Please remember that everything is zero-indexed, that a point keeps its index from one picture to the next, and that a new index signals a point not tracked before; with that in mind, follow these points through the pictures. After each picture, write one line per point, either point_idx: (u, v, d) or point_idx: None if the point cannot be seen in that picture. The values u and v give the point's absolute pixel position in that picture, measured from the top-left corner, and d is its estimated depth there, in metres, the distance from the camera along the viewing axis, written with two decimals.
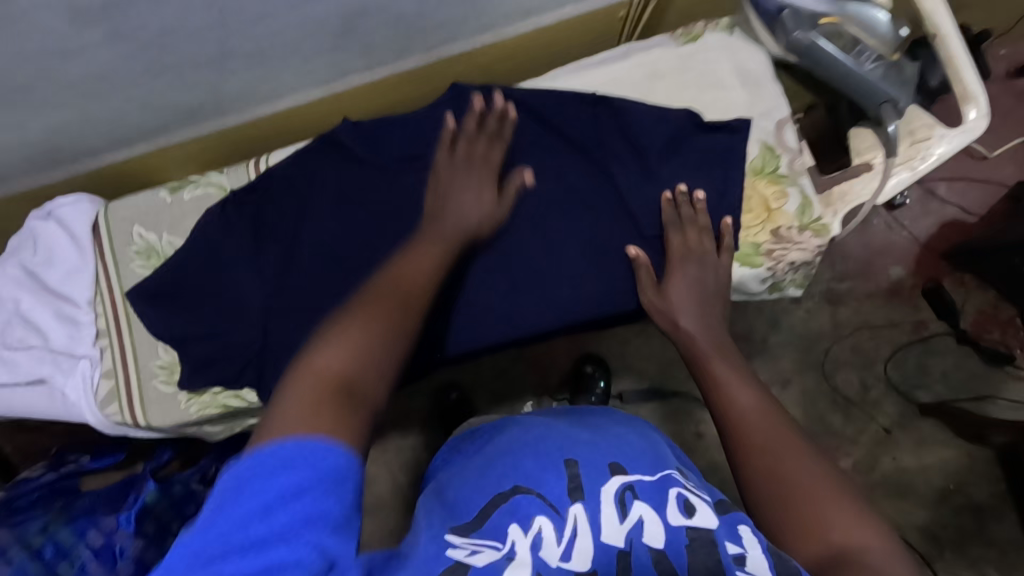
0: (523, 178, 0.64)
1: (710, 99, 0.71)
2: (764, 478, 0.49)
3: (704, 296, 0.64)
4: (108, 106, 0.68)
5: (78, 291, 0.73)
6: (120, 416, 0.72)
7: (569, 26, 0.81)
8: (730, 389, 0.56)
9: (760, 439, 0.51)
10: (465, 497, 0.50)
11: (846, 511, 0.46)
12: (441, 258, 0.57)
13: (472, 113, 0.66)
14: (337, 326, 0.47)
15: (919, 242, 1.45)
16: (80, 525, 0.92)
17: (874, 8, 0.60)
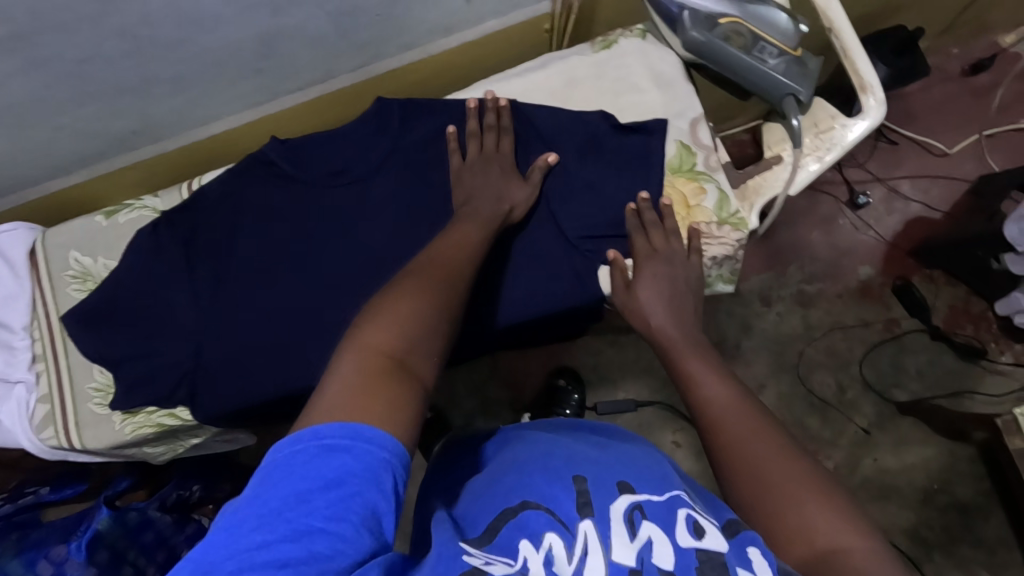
0: (547, 161, 0.69)
1: (626, 103, 0.73)
2: (741, 480, 0.50)
3: (678, 300, 0.66)
4: (37, 134, 0.70)
5: (14, 317, 0.74)
6: (55, 440, 0.71)
7: (495, 40, 0.83)
8: (706, 391, 0.58)
9: (738, 441, 0.52)
10: (475, 517, 0.48)
11: (821, 506, 0.46)
12: (475, 238, 0.62)
13: (472, 114, 0.71)
14: (381, 305, 0.50)
15: (885, 241, 1.45)
16: (30, 556, 0.92)
17: (772, 8, 0.63)
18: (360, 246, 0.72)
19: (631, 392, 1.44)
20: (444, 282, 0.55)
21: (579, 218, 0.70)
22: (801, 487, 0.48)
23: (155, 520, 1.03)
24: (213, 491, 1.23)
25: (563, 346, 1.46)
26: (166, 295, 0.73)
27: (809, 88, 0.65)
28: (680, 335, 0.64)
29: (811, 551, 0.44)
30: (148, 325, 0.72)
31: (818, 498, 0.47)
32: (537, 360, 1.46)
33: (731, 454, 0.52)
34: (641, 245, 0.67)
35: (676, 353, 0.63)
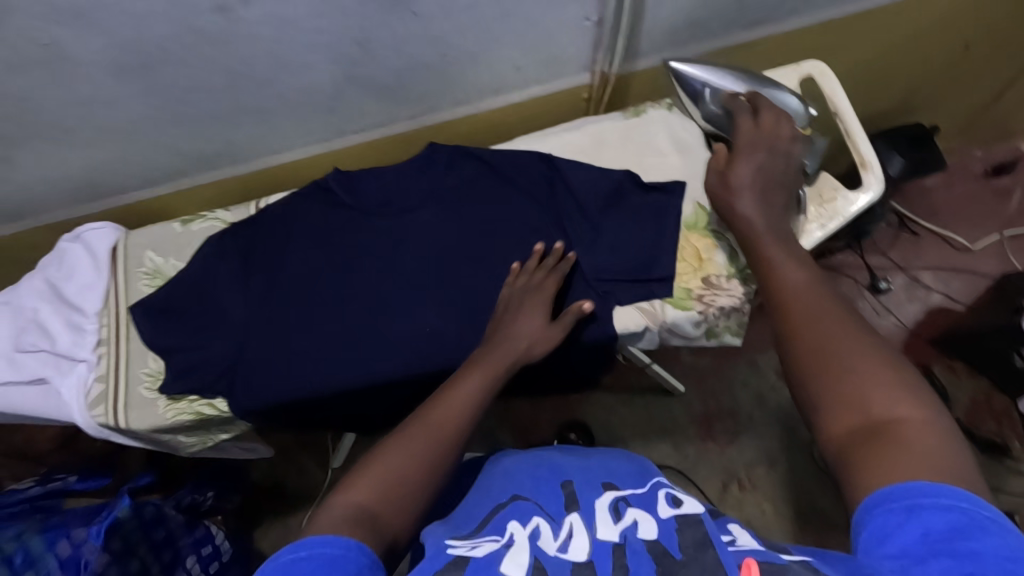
0: (579, 310, 0.72)
1: (649, 164, 0.81)
2: (810, 355, 0.51)
3: (769, 184, 0.66)
4: (137, 150, 0.81)
5: (89, 302, 0.83)
6: (103, 417, 0.78)
7: (538, 103, 0.94)
8: (784, 275, 0.58)
9: (813, 318, 0.53)
10: (472, 511, 0.56)
11: (888, 378, 0.47)
12: (483, 383, 0.64)
13: (534, 255, 0.75)
14: (379, 455, 0.56)
15: (906, 328, 1.47)
16: (51, 535, 0.94)
17: (785, 93, 0.72)
18: (400, 270, 0.80)
19: (641, 452, 1.44)
20: (441, 425, 0.59)
21: (599, 260, 0.77)
22: (870, 361, 0.48)
23: (168, 518, 1.07)
24: (223, 503, 1.27)
25: (576, 400, 1.49)
26: (221, 296, 0.81)
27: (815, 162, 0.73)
28: (761, 221, 0.64)
29: (867, 420, 0.45)
30: (202, 321, 0.80)
31: (887, 370, 0.47)
32: (550, 413, 1.49)
33: (801, 331, 0.52)
34: (744, 127, 0.70)
35: (755, 238, 0.63)
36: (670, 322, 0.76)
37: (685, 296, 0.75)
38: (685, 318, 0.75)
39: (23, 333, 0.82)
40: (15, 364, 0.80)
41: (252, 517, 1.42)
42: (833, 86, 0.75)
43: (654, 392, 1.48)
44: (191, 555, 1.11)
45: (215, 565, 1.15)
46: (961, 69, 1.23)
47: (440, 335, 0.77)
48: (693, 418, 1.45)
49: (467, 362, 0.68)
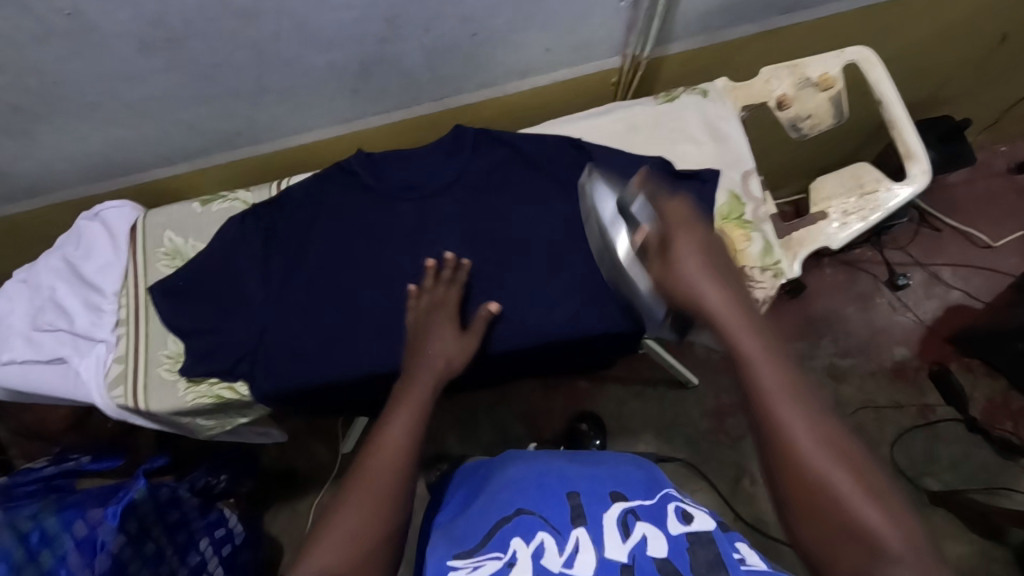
0: (486, 313, 0.73)
1: (682, 151, 0.79)
2: (807, 488, 0.48)
3: (720, 265, 0.61)
4: (159, 128, 0.80)
5: (108, 282, 0.81)
6: (123, 398, 0.77)
7: (566, 87, 0.91)
8: (761, 381, 0.52)
9: (798, 437, 0.49)
10: (478, 524, 0.57)
11: (879, 510, 0.46)
12: (411, 420, 0.63)
13: (428, 272, 0.75)
14: (333, 519, 0.55)
15: (923, 325, 1.45)
16: (68, 515, 0.92)
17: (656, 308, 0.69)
18: (424, 256, 0.78)
19: (653, 445, 1.43)
20: (383, 475, 0.58)
21: None
22: (861, 490, 0.47)
23: (182, 500, 1.06)
24: (236, 486, 1.27)
25: (588, 391, 1.48)
26: (241, 278, 0.79)
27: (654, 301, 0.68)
28: (733, 311, 0.57)
29: (873, 565, 0.44)
30: (221, 304, 0.79)
31: (875, 498, 0.46)
32: (562, 404, 1.47)
33: (790, 458, 0.49)
34: (675, 207, 0.66)
35: (726, 330, 0.57)
36: None
37: None
38: None
39: (41, 312, 0.81)
40: (34, 344, 0.79)
41: (261, 502, 1.42)
42: (879, 72, 0.72)
43: (667, 384, 1.47)
44: (205, 537, 1.13)
45: (228, 547, 1.18)
46: (996, 62, 1.20)
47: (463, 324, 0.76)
48: (705, 412, 1.44)
49: (390, 403, 0.66)
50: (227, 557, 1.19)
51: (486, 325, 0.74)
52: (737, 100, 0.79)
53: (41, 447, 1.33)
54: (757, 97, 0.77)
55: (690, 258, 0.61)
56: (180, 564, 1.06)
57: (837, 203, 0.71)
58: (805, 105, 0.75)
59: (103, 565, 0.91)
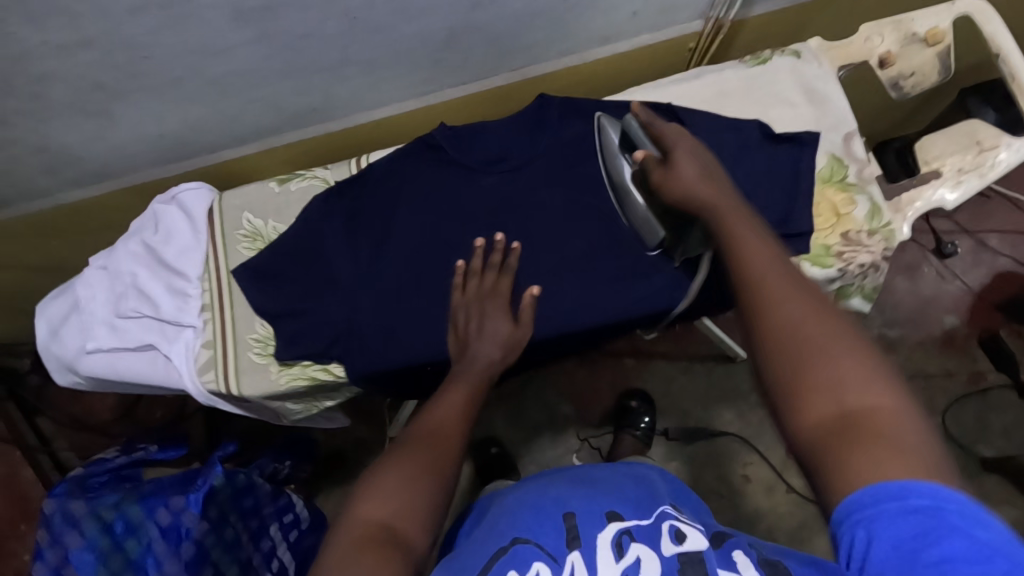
0: (530, 295, 0.72)
1: (778, 114, 0.77)
2: (768, 321, 0.47)
3: (713, 173, 0.62)
4: (235, 104, 0.76)
5: (190, 267, 0.80)
6: (214, 384, 0.77)
7: (643, 54, 0.89)
8: (745, 253, 0.52)
9: (777, 294, 0.48)
10: (478, 545, 0.54)
11: (859, 365, 0.43)
12: (469, 397, 0.64)
13: (478, 253, 0.74)
14: (378, 476, 0.54)
15: (971, 292, 1.42)
16: (150, 503, 0.92)
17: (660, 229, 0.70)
18: (514, 230, 0.77)
19: (702, 421, 1.38)
20: (438, 441, 0.58)
21: None
22: (844, 347, 0.44)
23: (257, 486, 1.04)
24: (297, 471, 1.25)
25: (634, 368, 1.42)
26: (328, 258, 0.78)
27: (656, 222, 0.70)
28: (726, 201, 0.58)
29: (834, 420, 0.41)
30: (310, 284, 0.77)
31: (850, 352, 0.44)
32: (609, 383, 1.41)
33: (763, 313, 0.48)
34: (670, 128, 0.67)
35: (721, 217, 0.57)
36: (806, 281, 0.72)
37: (823, 253, 0.72)
38: (822, 277, 0.72)
39: (123, 299, 0.79)
40: (118, 331, 0.78)
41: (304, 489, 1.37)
42: (995, 26, 0.71)
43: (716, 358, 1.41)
44: (274, 523, 1.10)
45: (296, 533, 1.15)
46: None
47: (558, 298, 0.75)
48: None
49: (446, 380, 0.67)
50: (294, 543, 1.14)
51: (532, 306, 0.73)
52: (834, 60, 0.77)
53: (90, 439, 1.28)
54: (858, 56, 0.76)
55: (687, 163, 0.63)
56: (254, 550, 1.03)
57: (953, 160, 0.71)
58: (910, 62, 0.74)
59: (188, 552, 0.90)
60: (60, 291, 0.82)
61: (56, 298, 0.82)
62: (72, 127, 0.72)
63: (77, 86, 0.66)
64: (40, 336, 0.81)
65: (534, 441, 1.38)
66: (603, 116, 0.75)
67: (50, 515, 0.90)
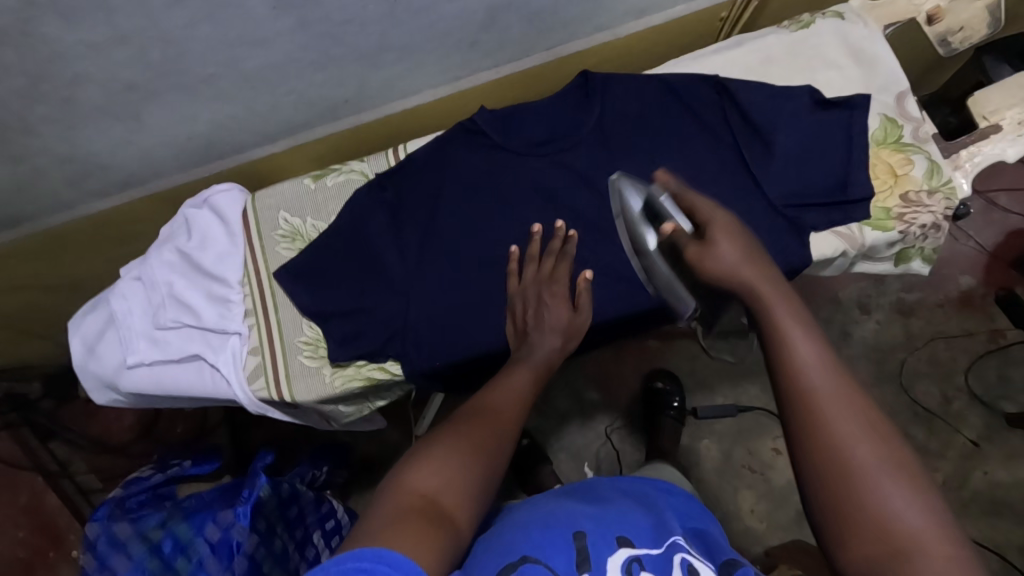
0: (584, 280, 0.69)
1: (825, 79, 0.76)
2: (826, 453, 0.44)
3: (755, 253, 0.54)
4: (268, 100, 0.73)
5: (229, 272, 0.77)
6: (266, 391, 0.74)
7: (675, 26, 0.86)
8: (801, 364, 0.47)
9: (838, 421, 0.44)
10: (481, 562, 0.48)
11: (909, 504, 0.41)
12: (530, 385, 0.63)
13: (535, 239, 0.71)
14: (433, 447, 0.52)
15: (986, 251, 1.41)
16: (198, 519, 0.89)
17: (687, 299, 0.66)
18: (565, 213, 0.75)
19: (731, 397, 1.36)
20: (493, 423, 0.56)
21: (787, 185, 0.71)
22: (900, 486, 0.42)
23: (300, 495, 1.01)
24: (333, 477, 1.22)
25: (657, 349, 1.39)
26: (374, 254, 0.75)
27: (680, 291, 0.65)
28: (768, 284, 0.52)
29: (889, 569, 0.40)
30: (358, 282, 0.75)
31: (909, 489, 0.42)
32: (635, 366, 1.39)
33: (818, 435, 0.44)
34: (698, 201, 0.58)
35: (761, 309, 0.51)
36: (868, 245, 0.71)
37: (884, 216, 0.71)
38: (884, 240, 0.71)
39: (161, 310, 0.75)
40: (159, 344, 0.75)
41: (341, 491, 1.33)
42: None
43: None
44: (316, 531, 1.06)
45: (337, 539, 1.11)
46: None
47: (613, 279, 0.73)
48: None
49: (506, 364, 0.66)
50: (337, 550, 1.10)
51: (587, 292, 0.70)
52: (878, 19, 0.77)
53: (112, 460, 1.22)
54: (903, 13, 0.76)
55: (730, 243, 0.54)
56: (301, 559, 0.99)
57: (1011, 113, 0.70)
58: (958, 16, 0.74)
59: (240, 567, 0.84)
60: (93, 306, 0.79)
61: (90, 313, 0.78)
62: (100, 133, 0.69)
63: (108, 88, 0.62)
64: (76, 355, 0.77)
65: (563, 430, 1.35)
66: (620, 181, 0.71)
67: (95, 539, 0.88)
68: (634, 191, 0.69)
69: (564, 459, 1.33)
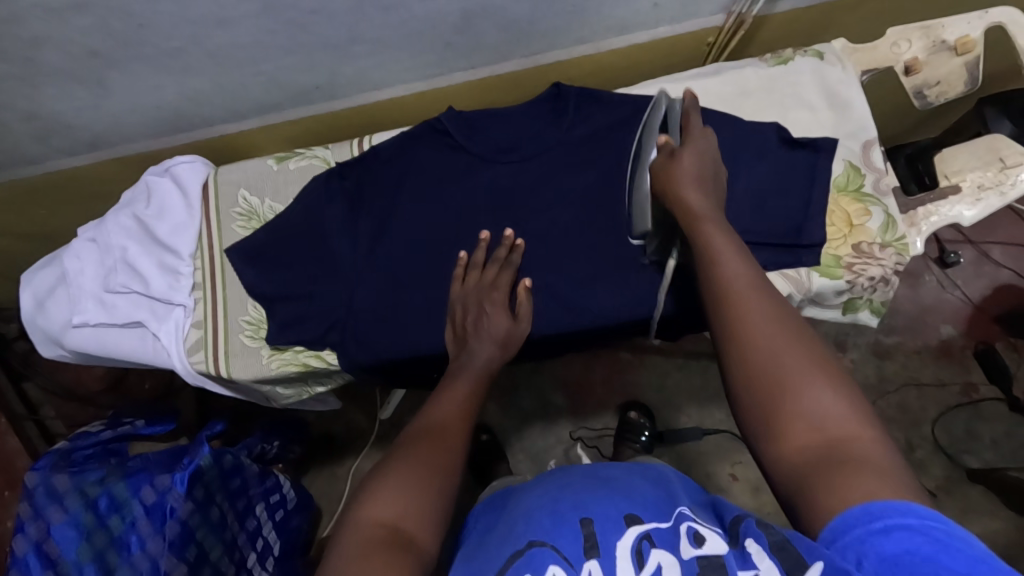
0: (524, 288, 0.70)
1: (795, 118, 0.75)
2: (746, 343, 0.49)
3: (707, 174, 0.62)
4: (237, 78, 0.73)
5: (182, 244, 0.78)
6: (203, 365, 0.75)
7: (660, 45, 0.85)
8: (726, 269, 0.53)
9: (760, 320, 0.49)
10: (489, 557, 0.47)
11: (827, 392, 0.45)
12: (471, 393, 0.62)
13: (481, 246, 0.72)
14: (384, 476, 0.51)
15: (971, 303, 1.34)
16: (136, 480, 0.82)
17: (648, 222, 0.67)
18: (519, 222, 0.74)
19: (694, 419, 1.32)
20: (444, 438, 0.55)
21: (739, 221, 0.70)
22: (819, 375, 0.46)
23: (244, 467, 0.95)
24: (285, 452, 1.22)
25: (628, 362, 1.36)
26: (328, 241, 0.75)
27: (648, 213, 0.67)
28: (708, 207, 0.60)
29: (813, 451, 0.43)
30: (308, 267, 0.75)
31: (827, 379, 0.45)
32: (603, 375, 1.36)
33: (739, 337, 0.49)
34: (694, 128, 0.66)
35: (696, 221, 0.58)
36: (814, 291, 0.71)
37: (833, 264, 0.70)
38: (831, 287, 0.70)
39: (112, 273, 0.77)
40: (106, 307, 0.76)
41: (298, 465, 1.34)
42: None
43: (711, 355, 1.35)
44: (260, 503, 1.03)
45: (280, 513, 1.10)
46: None
47: (558, 294, 0.72)
48: None
49: (448, 374, 0.65)
50: (280, 522, 1.10)
51: (528, 301, 0.71)
52: (857, 63, 0.76)
53: (78, 408, 1.24)
54: (883, 61, 0.76)
55: (693, 159, 0.63)
56: (240, 529, 0.95)
57: (973, 176, 0.72)
58: (935, 71, 0.75)
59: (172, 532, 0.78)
60: (47, 262, 0.80)
61: (43, 269, 0.80)
62: (64, 94, 0.69)
63: (71, 52, 0.63)
64: (26, 309, 0.79)
65: (525, 430, 1.33)
66: (663, 92, 0.71)
67: (34, 488, 0.80)
68: (668, 101, 0.70)
69: (523, 461, 1.31)
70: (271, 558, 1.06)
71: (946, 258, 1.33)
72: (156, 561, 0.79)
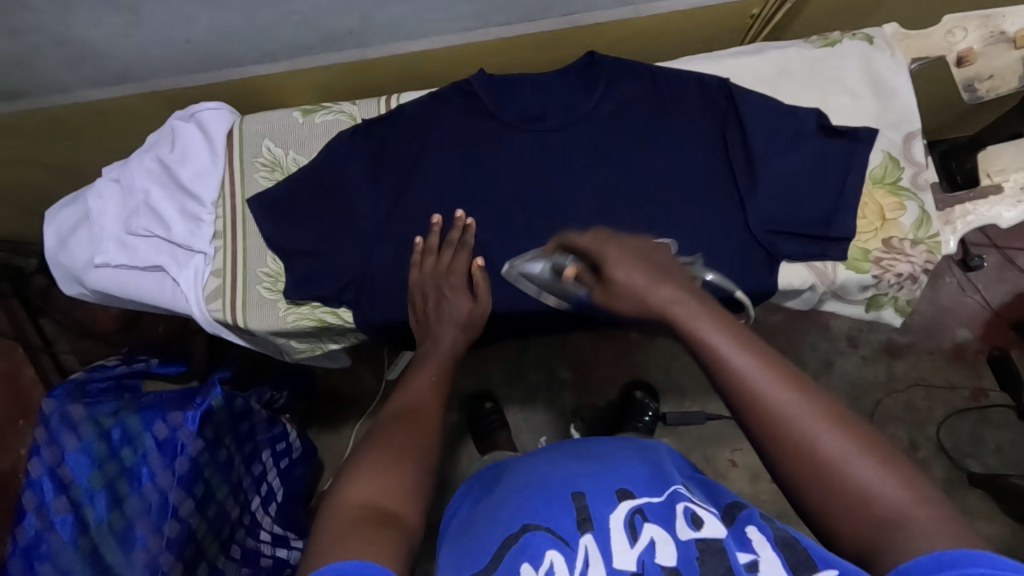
0: (478, 267, 0.71)
1: (837, 104, 0.73)
2: (784, 442, 0.44)
3: (662, 265, 0.58)
4: (268, 17, 0.72)
5: (205, 191, 0.78)
6: (221, 313, 0.76)
7: (703, 14, 0.82)
8: (729, 363, 0.47)
9: (784, 409, 0.45)
10: (483, 533, 0.47)
11: (873, 469, 0.42)
12: (437, 377, 0.63)
13: (434, 231, 0.72)
14: (360, 461, 0.51)
15: (990, 308, 1.32)
16: (148, 415, 0.81)
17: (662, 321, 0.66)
18: (541, 189, 0.73)
19: (698, 402, 1.32)
20: (417, 422, 0.56)
21: (770, 210, 0.68)
22: (858, 451, 0.43)
23: (253, 411, 0.96)
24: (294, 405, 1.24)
25: (637, 342, 1.35)
26: (348, 197, 0.75)
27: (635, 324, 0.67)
28: (691, 296, 0.53)
29: (874, 533, 0.41)
30: (328, 221, 0.75)
31: (866, 453, 0.43)
32: (611, 353, 1.36)
33: (771, 434, 0.45)
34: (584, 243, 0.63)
35: (683, 318, 0.52)
36: (838, 283, 0.70)
37: (861, 257, 0.69)
38: (855, 281, 0.69)
39: (135, 217, 0.77)
40: (128, 249, 0.77)
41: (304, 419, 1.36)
42: None
43: None
44: (267, 449, 1.05)
45: (285, 461, 1.12)
46: None
47: None
48: None
49: (414, 363, 0.66)
50: (284, 470, 1.12)
51: (483, 280, 0.71)
52: (906, 50, 0.74)
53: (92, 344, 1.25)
54: (935, 49, 0.73)
55: (625, 271, 0.57)
56: (246, 473, 0.97)
57: (1016, 176, 0.70)
58: (989, 63, 0.73)
59: (182, 469, 0.79)
60: (71, 201, 0.81)
61: (68, 207, 0.81)
62: (96, 20, 0.68)
63: None
64: (50, 245, 0.80)
65: (530, 401, 1.33)
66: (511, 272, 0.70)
67: (49, 415, 0.82)
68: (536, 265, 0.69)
69: (524, 429, 1.32)
70: (274, 503, 1.09)
71: (970, 260, 1.30)
72: (166, 494, 0.79)
